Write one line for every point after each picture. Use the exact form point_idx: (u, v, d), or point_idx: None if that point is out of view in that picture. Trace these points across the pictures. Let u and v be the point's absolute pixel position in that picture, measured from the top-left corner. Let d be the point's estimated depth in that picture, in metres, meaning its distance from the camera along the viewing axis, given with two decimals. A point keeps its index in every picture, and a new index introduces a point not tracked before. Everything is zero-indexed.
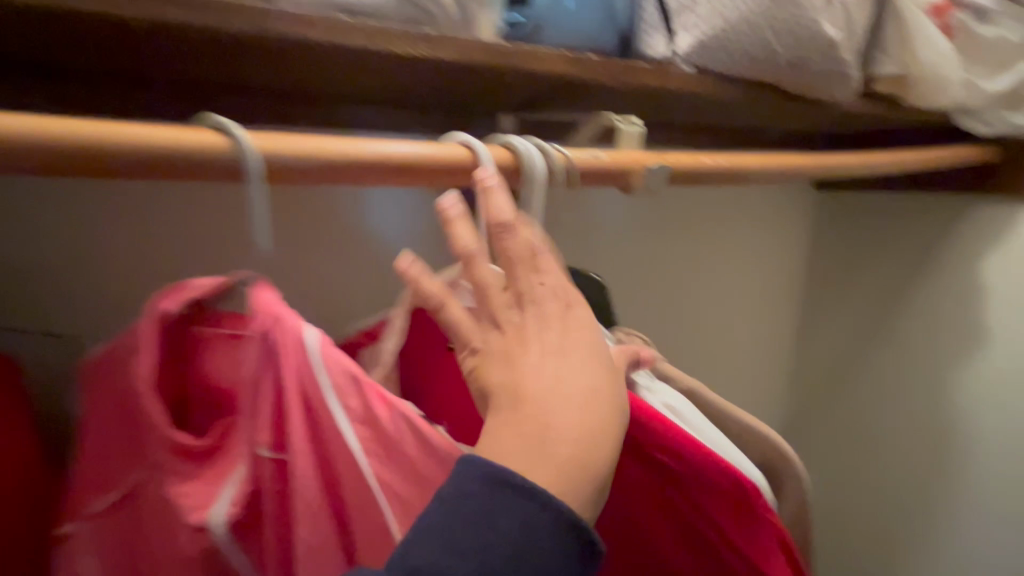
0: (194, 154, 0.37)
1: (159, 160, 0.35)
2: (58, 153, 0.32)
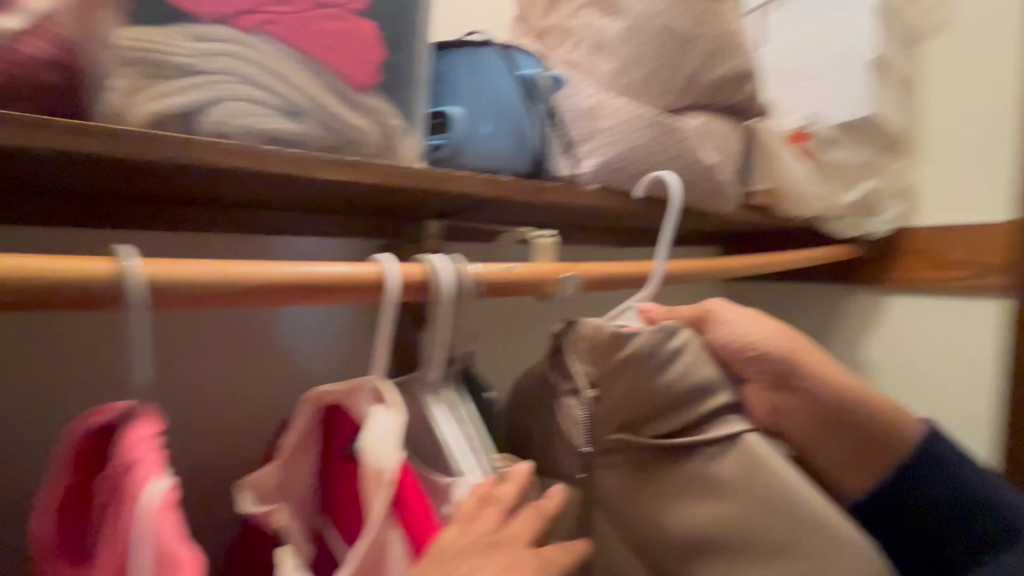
0: (341, 281, 0.36)
1: (320, 288, 0.35)
2: (240, 287, 0.32)
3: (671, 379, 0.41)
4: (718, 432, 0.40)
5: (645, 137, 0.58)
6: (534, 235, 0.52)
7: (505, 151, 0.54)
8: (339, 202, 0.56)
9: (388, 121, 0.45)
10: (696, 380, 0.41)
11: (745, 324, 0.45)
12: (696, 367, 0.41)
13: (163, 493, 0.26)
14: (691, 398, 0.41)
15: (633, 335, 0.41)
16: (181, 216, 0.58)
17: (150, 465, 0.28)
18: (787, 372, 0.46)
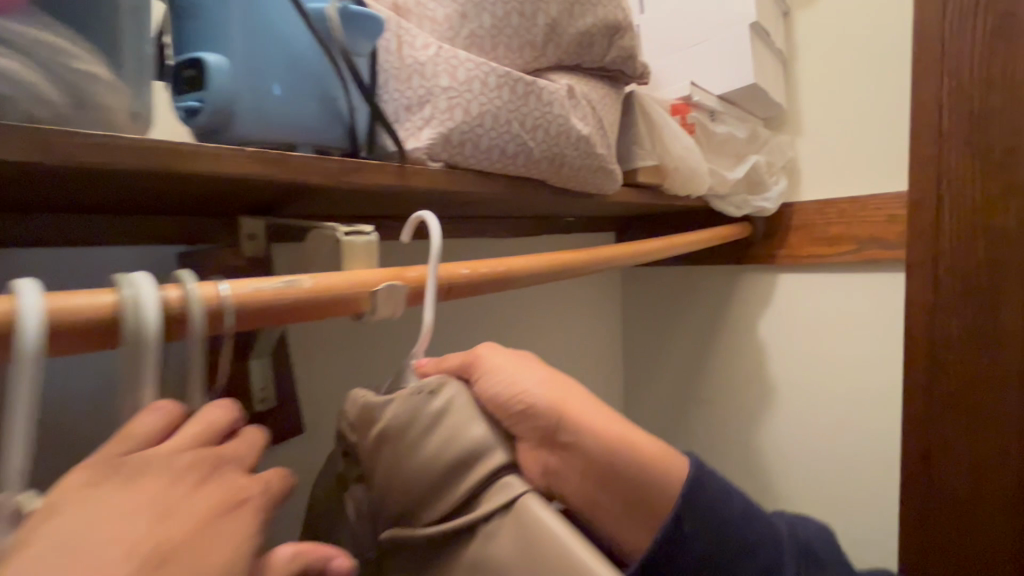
0: None
1: None
2: None
3: (431, 447, 0.34)
4: (490, 499, 0.33)
5: (496, 100, 0.45)
6: (343, 231, 0.38)
7: (302, 118, 0.39)
8: (59, 195, 0.39)
9: (74, 66, 0.28)
10: (462, 443, 0.33)
11: (512, 369, 0.36)
12: (458, 431, 0.34)
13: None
14: (458, 466, 0.33)
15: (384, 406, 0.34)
16: None
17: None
18: (553, 426, 0.36)
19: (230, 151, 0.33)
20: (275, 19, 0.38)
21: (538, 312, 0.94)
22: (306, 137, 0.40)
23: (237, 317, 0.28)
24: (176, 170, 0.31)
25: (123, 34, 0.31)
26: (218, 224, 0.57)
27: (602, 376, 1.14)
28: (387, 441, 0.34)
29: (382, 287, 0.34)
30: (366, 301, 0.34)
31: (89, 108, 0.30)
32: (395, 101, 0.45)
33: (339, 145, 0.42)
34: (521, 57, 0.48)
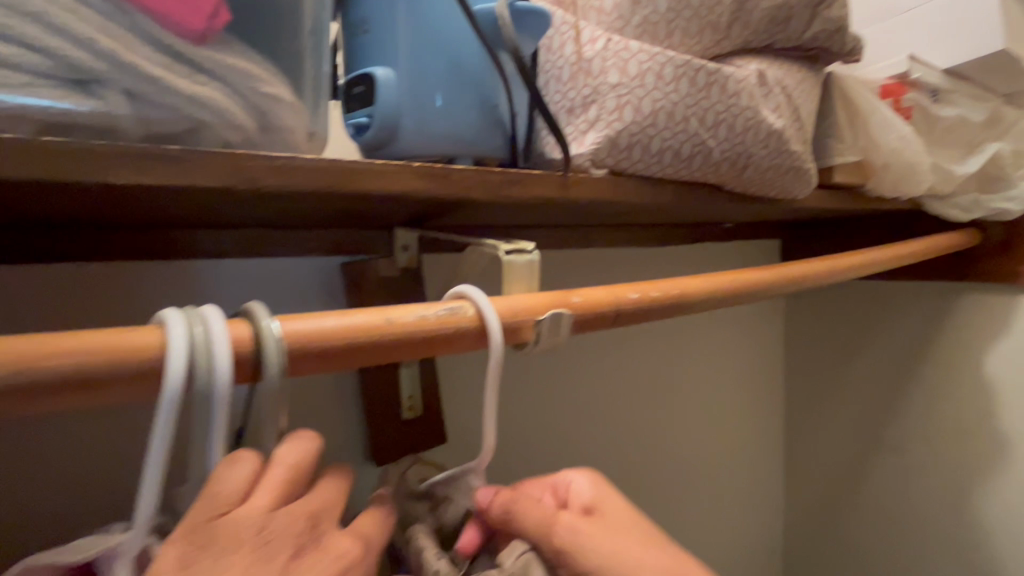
0: (80, 371, 0.19)
1: (66, 381, 0.19)
2: None
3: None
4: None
5: (673, 94, 0.39)
6: (504, 248, 0.34)
7: (462, 128, 0.37)
8: (238, 214, 0.40)
9: (262, 90, 0.29)
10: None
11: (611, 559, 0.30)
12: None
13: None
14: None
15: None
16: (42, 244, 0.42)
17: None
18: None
19: (397, 171, 0.31)
20: (441, 27, 0.36)
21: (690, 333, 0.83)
22: (466, 149, 0.38)
23: (398, 347, 0.26)
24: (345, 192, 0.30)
25: (303, 54, 0.31)
26: (373, 236, 0.57)
27: (764, 408, 0.97)
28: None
29: (544, 317, 0.30)
30: (524, 332, 0.30)
31: (268, 132, 0.30)
32: (560, 102, 0.41)
33: (499, 155, 0.40)
34: (702, 44, 0.41)
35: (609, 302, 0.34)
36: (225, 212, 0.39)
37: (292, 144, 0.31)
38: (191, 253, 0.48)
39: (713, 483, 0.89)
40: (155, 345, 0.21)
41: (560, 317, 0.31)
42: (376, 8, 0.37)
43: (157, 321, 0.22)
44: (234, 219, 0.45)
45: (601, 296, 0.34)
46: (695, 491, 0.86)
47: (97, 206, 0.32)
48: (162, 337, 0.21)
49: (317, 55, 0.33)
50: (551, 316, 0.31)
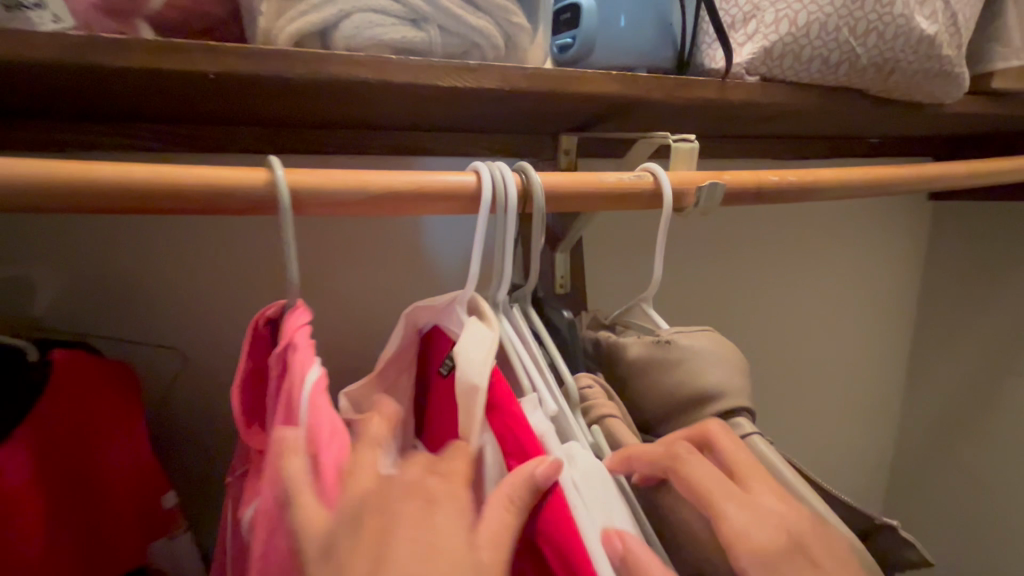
0: (442, 188, 0.36)
1: (440, 193, 0.36)
2: (358, 195, 0.34)
3: (666, 387, 0.38)
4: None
5: (827, 7, 0.46)
6: (674, 140, 0.46)
7: (640, 44, 0.48)
8: (465, 118, 0.54)
9: (512, 20, 0.42)
10: (692, 386, 0.37)
11: None
12: (698, 371, 0.37)
13: (319, 380, 0.32)
14: (692, 401, 0.37)
15: (629, 345, 0.40)
16: (325, 140, 0.59)
17: (306, 350, 0.33)
18: None
19: (598, 78, 0.44)
20: None
21: (827, 249, 0.86)
22: (640, 62, 0.48)
23: (604, 196, 0.40)
24: (561, 93, 0.44)
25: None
26: (537, 140, 0.67)
27: (894, 330, 0.97)
28: (633, 374, 0.40)
29: (704, 184, 0.42)
30: (685, 199, 0.42)
31: (514, 51, 0.44)
32: (730, 17, 0.49)
33: (666, 67, 0.50)
34: None
35: (755, 182, 0.44)
36: (459, 116, 0.53)
37: (525, 59, 0.44)
38: (416, 152, 0.63)
39: (830, 392, 0.94)
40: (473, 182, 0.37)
41: (716, 187, 0.42)
42: None
43: (471, 169, 0.38)
44: (455, 123, 0.59)
45: (750, 176, 0.44)
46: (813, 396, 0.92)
47: (394, 108, 0.47)
48: (476, 178, 0.37)
49: None
50: (709, 186, 0.42)
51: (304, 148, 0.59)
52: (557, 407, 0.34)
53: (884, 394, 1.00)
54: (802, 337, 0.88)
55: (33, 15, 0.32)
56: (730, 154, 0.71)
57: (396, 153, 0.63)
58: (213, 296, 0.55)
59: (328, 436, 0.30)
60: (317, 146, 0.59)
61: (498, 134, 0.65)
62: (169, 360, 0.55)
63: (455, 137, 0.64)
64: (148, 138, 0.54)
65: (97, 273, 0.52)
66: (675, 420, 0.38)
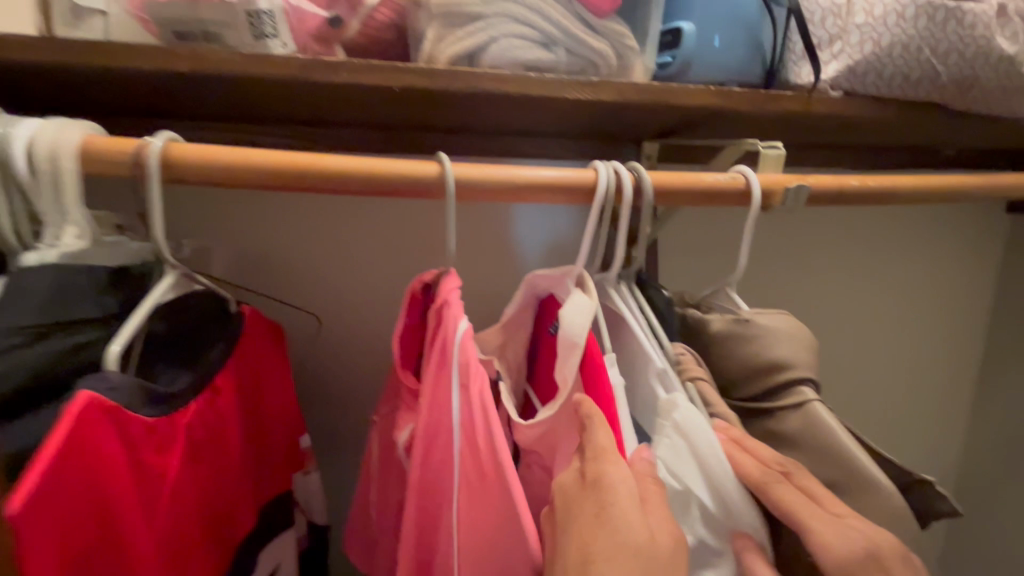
0: (569, 182, 0.44)
1: (568, 186, 0.44)
2: (504, 185, 0.42)
3: (742, 357, 0.44)
4: (781, 398, 0.42)
5: (911, 30, 0.51)
6: (762, 147, 0.52)
7: (733, 62, 0.54)
8: (567, 124, 0.62)
9: (625, 43, 0.49)
10: (763, 357, 0.43)
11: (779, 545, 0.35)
12: (769, 346, 0.43)
13: (468, 330, 0.39)
14: (762, 370, 0.43)
15: (711, 319, 0.46)
16: (441, 142, 0.69)
17: (458, 307, 0.40)
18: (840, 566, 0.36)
19: (697, 92, 0.50)
20: None
21: (898, 257, 0.87)
22: (731, 78, 0.55)
23: (701, 193, 0.46)
24: (665, 105, 0.50)
25: (648, 19, 0.51)
26: (621, 146, 0.74)
27: (964, 341, 0.97)
28: (712, 344, 0.46)
29: (790, 186, 0.48)
30: (772, 198, 0.48)
31: (624, 68, 0.51)
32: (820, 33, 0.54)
33: (755, 82, 0.56)
34: None
35: (836, 185, 0.50)
36: (563, 123, 0.61)
37: (633, 75, 0.51)
38: (515, 154, 0.71)
39: (897, 399, 0.95)
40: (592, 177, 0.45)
41: (802, 188, 0.48)
42: None
43: (591, 168, 0.46)
44: (553, 129, 0.66)
45: (832, 181, 0.49)
46: (878, 402, 0.94)
47: (514, 115, 0.55)
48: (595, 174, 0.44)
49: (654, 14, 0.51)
50: (795, 188, 0.48)
51: (423, 148, 0.68)
52: (663, 364, 0.41)
53: (950, 405, 1.00)
54: (870, 342, 0.90)
55: (271, 43, 0.42)
56: (805, 161, 0.75)
57: (498, 154, 0.71)
58: (345, 272, 0.65)
59: (478, 370, 0.38)
60: (433, 147, 0.69)
61: (587, 139, 0.73)
62: (307, 325, 0.65)
63: (550, 141, 0.72)
64: (302, 138, 0.64)
65: (257, 248, 0.63)
66: (746, 384, 0.44)
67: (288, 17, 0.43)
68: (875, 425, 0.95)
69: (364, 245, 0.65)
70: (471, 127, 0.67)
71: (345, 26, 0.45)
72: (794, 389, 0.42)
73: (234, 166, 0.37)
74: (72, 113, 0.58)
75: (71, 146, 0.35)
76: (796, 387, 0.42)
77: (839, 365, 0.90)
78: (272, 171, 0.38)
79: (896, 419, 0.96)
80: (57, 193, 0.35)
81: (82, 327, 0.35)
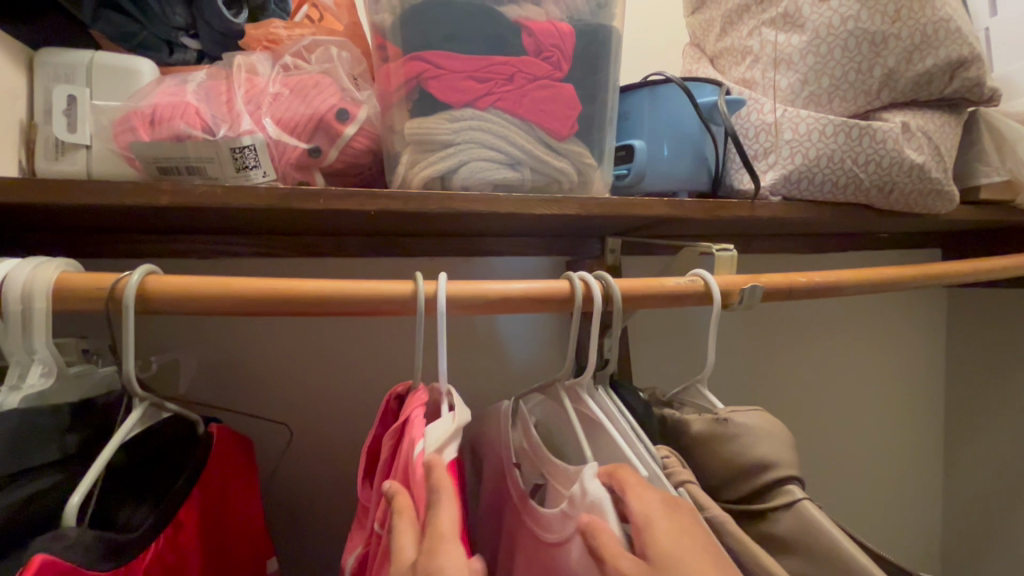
0: (540, 292, 0.45)
1: (540, 295, 0.45)
2: (477, 301, 0.43)
3: (723, 459, 0.44)
4: (771, 498, 0.42)
5: (833, 144, 0.57)
6: (716, 250, 0.56)
7: (681, 172, 0.59)
8: (535, 228, 0.65)
9: (585, 161, 0.54)
10: (745, 457, 0.44)
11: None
12: (751, 444, 0.44)
13: (427, 450, 0.35)
14: (747, 471, 0.43)
15: (690, 421, 0.47)
16: (411, 246, 0.71)
17: (421, 425, 0.37)
18: None
19: (653, 203, 0.55)
20: (677, 111, 0.58)
21: (853, 334, 0.92)
22: (682, 187, 0.60)
23: (664, 297, 0.49)
24: (625, 214, 0.54)
25: (604, 140, 0.56)
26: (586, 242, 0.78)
27: (926, 411, 1.00)
28: (691, 446, 0.46)
29: (744, 287, 0.51)
30: (732, 298, 0.51)
31: (586, 182, 0.55)
32: (756, 146, 0.60)
33: (704, 189, 0.61)
34: (841, 107, 0.59)
35: (788, 283, 0.53)
36: (531, 227, 0.64)
37: (594, 187, 0.56)
38: (485, 254, 0.74)
39: (873, 473, 0.96)
40: (569, 287, 0.46)
41: (755, 289, 0.51)
42: (636, 104, 0.60)
43: (569, 277, 0.48)
44: (520, 231, 0.70)
45: (784, 280, 0.53)
46: (857, 479, 0.94)
47: (482, 224, 0.58)
48: (570, 284, 0.47)
49: (607, 135, 0.56)
50: (749, 290, 0.51)
51: (397, 251, 0.70)
52: (649, 472, 0.39)
53: (925, 475, 1.01)
54: (839, 417, 0.92)
55: (253, 173, 0.44)
56: (757, 251, 0.81)
57: (469, 254, 0.74)
58: (317, 379, 0.64)
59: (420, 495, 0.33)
60: (406, 249, 0.71)
61: (555, 238, 0.76)
62: (278, 435, 0.63)
63: (519, 241, 0.75)
64: (278, 249, 0.65)
65: (227, 358, 0.62)
66: (733, 484, 0.44)
67: (270, 149, 0.46)
68: (857, 502, 0.94)
69: (336, 352, 0.65)
70: (441, 232, 0.70)
71: (324, 153, 0.48)
72: (784, 487, 0.42)
73: (203, 288, 0.37)
74: (42, 234, 0.58)
75: (47, 284, 0.35)
76: (787, 486, 0.42)
77: (815, 444, 0.90)
78: (241, 286, 0.38)
79: (875, 494, 0.96)
80: (26, 334, 0.34)
81: (47, 471, 0.35)
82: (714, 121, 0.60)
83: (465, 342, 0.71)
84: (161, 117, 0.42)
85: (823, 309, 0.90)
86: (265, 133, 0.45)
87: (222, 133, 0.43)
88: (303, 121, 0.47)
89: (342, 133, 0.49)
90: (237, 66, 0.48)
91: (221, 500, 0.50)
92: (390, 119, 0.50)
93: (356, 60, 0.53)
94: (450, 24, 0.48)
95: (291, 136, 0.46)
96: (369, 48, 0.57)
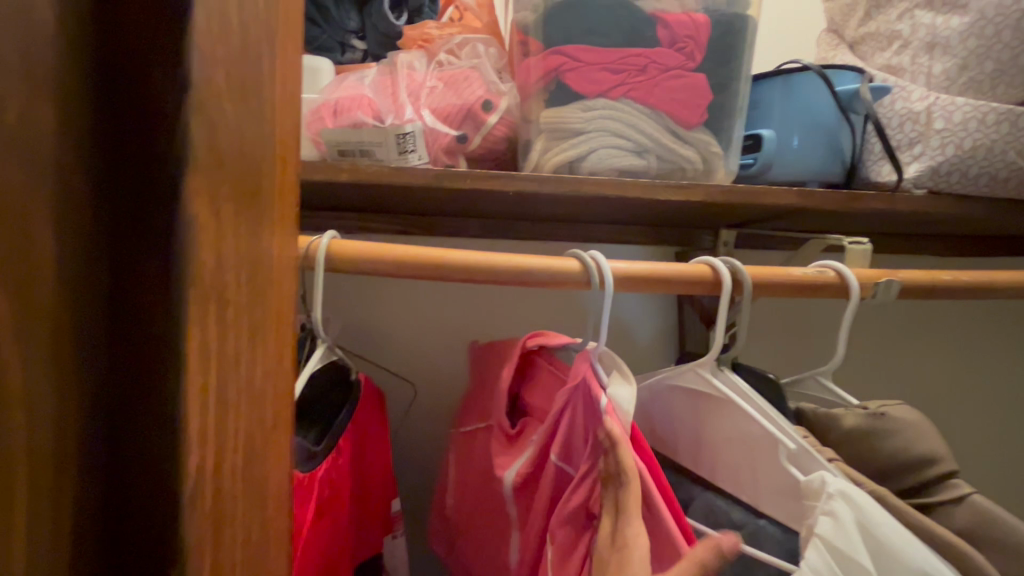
0: (667, 272, 0.47)
1: (666, 276, 0.47)
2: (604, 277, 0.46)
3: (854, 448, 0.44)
4: (935, 493, 0.42)
5: (994, 134, 0.53)
6: (847, 242, 0.55)
7: (812, 162, 0.57)
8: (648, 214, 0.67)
9: (712, 150, 0.55)
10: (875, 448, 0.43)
11: None
12: (913, 441, 0.43)
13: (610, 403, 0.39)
14: (913, 466, 0.43)
15: (842, 416, 0.45)
16: (526, 230, 0.76)
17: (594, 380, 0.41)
18: None
19: (781, 193, 0.54)
20: (812, 99, 0.57)
21: (999, 347, 0.83)
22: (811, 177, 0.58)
23: (790, 286, 0.49)
24: (749, 203, 0.54)
25: (731, 129, 0.56)
26: (697, 233, 0.78)
27: None
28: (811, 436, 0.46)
29: (880, 280, 0.49)
30: (866, 292, 0.50)
31: (711, 171, 0.56)
32: (899, 136, 0.57)
33: (836, 181, 0.59)
34: (1006, 93, 0.55)
35: (930, 279, 0.51)
36: (646, 214, 0.66)
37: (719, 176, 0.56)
38: (594, 239, 0.77)
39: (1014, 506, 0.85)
40: (693, 270, 0.48)
41: (891, 284, 0.49)
42: (767, 92, 0.60)
43: (698, 262, 0.49)
44: (632, 218, 0.72)
45: (926, 276, 0.51)
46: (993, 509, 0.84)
47: (599, 209, 0.61)
48: (696, 268, 0.48)
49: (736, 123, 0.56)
50: (886, 284, 0.49)
51: (512, 233, 0.75)
52: (795, 445, 0.41)
53: None
54: (976, 438, 0.83)
55: (411, 157, 0.51)
56: (887, 250, 0.75)
57: (579, 240, 0.77)
58: (440, 346, 0.71)
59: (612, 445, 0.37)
60: (520, 232, 0.76)
61: (665, 227, 0.77)
62: (403, 392, 0.71)
63: (628, 228, 0.77)
64: (409, 227, 0.73)
65: (364, 320, 0.70)
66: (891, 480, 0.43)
67: (426, 136, 0.52)
68: None
69: (459, 321, 0.71)
70: (554, 217, 0.73)
71: (468, 140, 0.54)
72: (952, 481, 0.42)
73: (376, 252, 0.44)
74: None
75: None
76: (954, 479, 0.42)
77: None
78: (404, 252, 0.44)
79: None
80: None
81: None
82: (854, 110, 0.58)
83: (572, 323, 0.74)
84: (344, 108, 0.50)
85: (963, 318, 0.82)
86: (423, 122, 0.52)
87: (389, 121, 0.50)
88: (454, 111, 0.53)
89: (484, 122, 0.54)
90: (399, 63, 0.55)
91: (362, 438, 0.57)
92: (527, 109, 0.55)
93: (498, 56, 0.58)
94: (591, 19, 0.52)
95: (444, 124, 0.53)
96: (506, 44, 0.62)
